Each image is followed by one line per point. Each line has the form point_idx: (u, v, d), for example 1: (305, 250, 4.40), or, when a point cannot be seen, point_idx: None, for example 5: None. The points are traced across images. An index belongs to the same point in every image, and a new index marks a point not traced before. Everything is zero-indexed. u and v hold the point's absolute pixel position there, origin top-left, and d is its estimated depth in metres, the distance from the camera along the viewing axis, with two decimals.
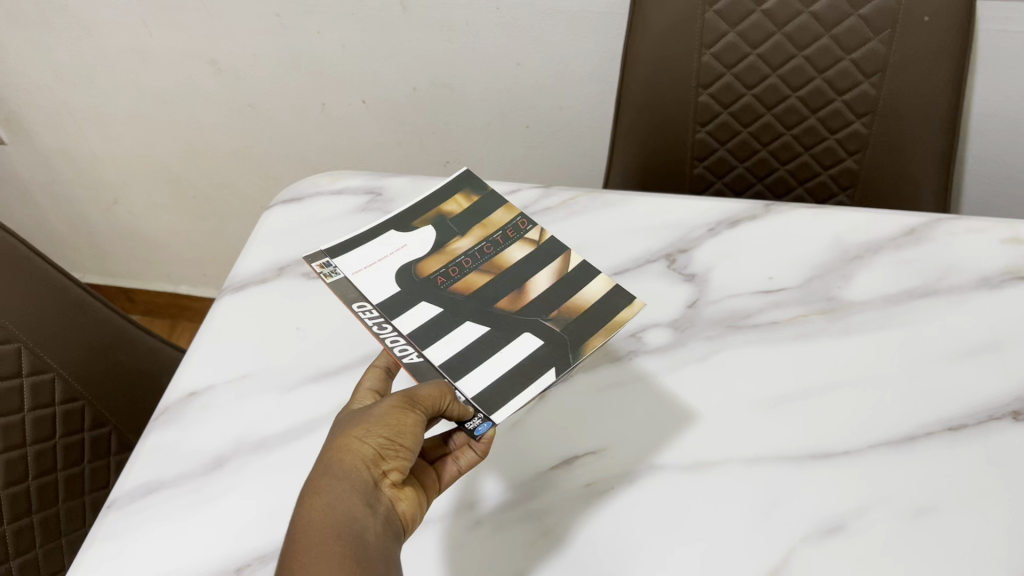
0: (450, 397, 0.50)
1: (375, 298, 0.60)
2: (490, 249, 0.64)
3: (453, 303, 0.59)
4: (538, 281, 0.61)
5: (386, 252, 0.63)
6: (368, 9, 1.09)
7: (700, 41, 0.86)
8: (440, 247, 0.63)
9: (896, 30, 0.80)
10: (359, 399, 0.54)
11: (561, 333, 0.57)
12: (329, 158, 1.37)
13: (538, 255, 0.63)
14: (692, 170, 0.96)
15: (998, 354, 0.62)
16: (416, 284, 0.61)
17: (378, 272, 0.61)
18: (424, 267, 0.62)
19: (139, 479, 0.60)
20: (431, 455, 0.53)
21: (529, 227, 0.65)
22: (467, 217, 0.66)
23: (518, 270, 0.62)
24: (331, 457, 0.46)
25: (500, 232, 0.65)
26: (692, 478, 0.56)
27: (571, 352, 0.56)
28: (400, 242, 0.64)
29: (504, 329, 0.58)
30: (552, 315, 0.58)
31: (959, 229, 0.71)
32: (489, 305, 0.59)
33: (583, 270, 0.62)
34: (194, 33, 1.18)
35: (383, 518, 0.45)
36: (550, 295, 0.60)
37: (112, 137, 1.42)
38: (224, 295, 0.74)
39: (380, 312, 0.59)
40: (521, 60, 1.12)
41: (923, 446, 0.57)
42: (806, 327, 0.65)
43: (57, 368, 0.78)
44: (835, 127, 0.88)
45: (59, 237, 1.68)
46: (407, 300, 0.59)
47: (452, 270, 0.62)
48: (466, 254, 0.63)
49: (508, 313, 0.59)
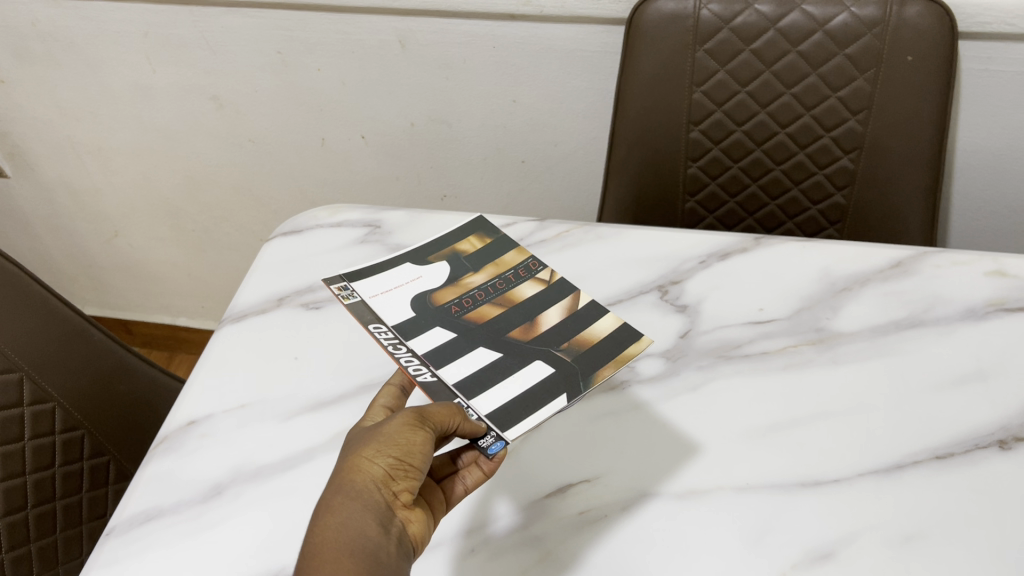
0: (461, 416, 0.51)
1: (391, 320, 0.62)
2: (502, 284, 0.66)
3: (466, 329, 0.61)
4: (548, 315, 0.63)
5: (401, 282, 0.66)
6: (368, 47, 1.12)
7: (691, 79, 0.88)
8: (455, 279, 0.66)
9: (881, 70, 0.83)
10: (371, 415, 0.53)
11: (571, 362, 0.58)
12: (328, 191, 1.38)
13: (549, 292, 0.66)
14: (684, 205, 0.98)
15: (984, 384, 0.63)
16: (431, 311, 0.63)
17: (393, 297, 0.64)
18: (438, 296, 0.64)
19: (138, 506, 0.61)
20: (438, 474, 0.53)
21: (539, 268, 0.68)
22: (481, 256, 0.69)
23: (526, 304, 0.64)
24: (342, 477, 0.47)
25: (512, 270, 0.67)
26: (684, 505, 0.57)
27: (581, 381, 0.57)
28: (415, 273, 0.67)
29: (516, 356, 0.59)
30: (562, 346, 0.60)
31: (944, 263, 0.73)
32: (501, 333, 0.61)
33: (592, 309, 0.64)
34: (198, 70, 1.21)
35: (395, 538, 0.45)
36: (559, 328, 0.62)
37: (114, 171, 1.43)
38: (225, 324, 0.75)
39: (395, 334, 0.61)
40: (517, 97, 1.15)
41: (911, 474, 0.58)
42: (796, 357, 0.67)
43: (58, 398, 0.79)
44: (823, 162, 0.90)
45: (58, 269, 1.69)
46: (422, 324, 0.61)
47: (466, 300, 0.64)
48: (478, 287, 0.65)
49: (519, 342, 0.60)
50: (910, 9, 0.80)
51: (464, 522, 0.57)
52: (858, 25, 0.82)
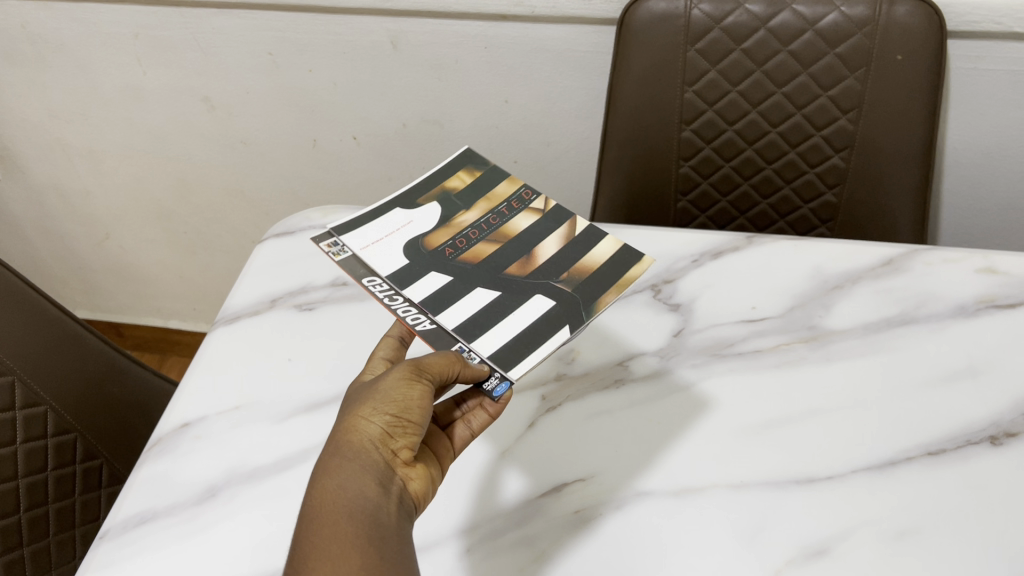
0: (461, 363, 0.51)
1: (385, 271, 0.61)
2: (495, 220, 0.65)
3: (463, 273, 0.61)
4: (544, 247, 0.63)
5: (392, 228, 0.64)
6: (360, 48, 1.12)
7: (683, 79, 0.88)
8: (446, 218, 0.65)
9: (871, 69, 0.83)
10: (371, 367, 0.56)
11: (572, 293, 0.59)
12: (320, 192, 1.38)
13: (544, 222, 0.65)
14: (676, 205, 0.98)
15: (975, 380, 0.64)
16: (424, 255, 0.62)
17: (386, 246, 0.63)
18: (431, 240, 0.63)
19: (133, 509, 0.60)
20: (442, 420, 0.57)
21: (532, 198, 0.67)
22: (472, 191, 0.67)
23: (523, 238, 0.64)
24: (340, 437, 0.47)
25: (504, 204, 0.66)
26: (679, 502, 0.57)
27: (583, 311, 0.58)
28: (406, 218, 0.65)
29: (515, 292, 0.59)
30: (562, 277, 0.60)
31: (935, 260, 0.74)
32: (498, 270, 0.61)
33: (590, 234, 0.64)
34: (189, 71, 1.21)
35: (395, 496, 0.46)
36: (558, 260, 0.62)
37: (105, 173, 1.43)
38: (217, 326, 0.75)
39: (391, 285, 0.60)
40: (510, 97, 1.15)
41: (903, 470, 0.58)
42: (789, 355, 0.67)
43: (50, 401, 0.79)
44: (814, 161, 0.91)
45: (49, 273, 1.68)
46: (417, 271, 0.61)
47: (460, 242, 0.63)
48: (472, 226, 0.64)
49: (519, 278, 0.60)
50: (899, 9, 0.81)
51: (461, 519, 0.58)
52: (849, 24, 0.83)
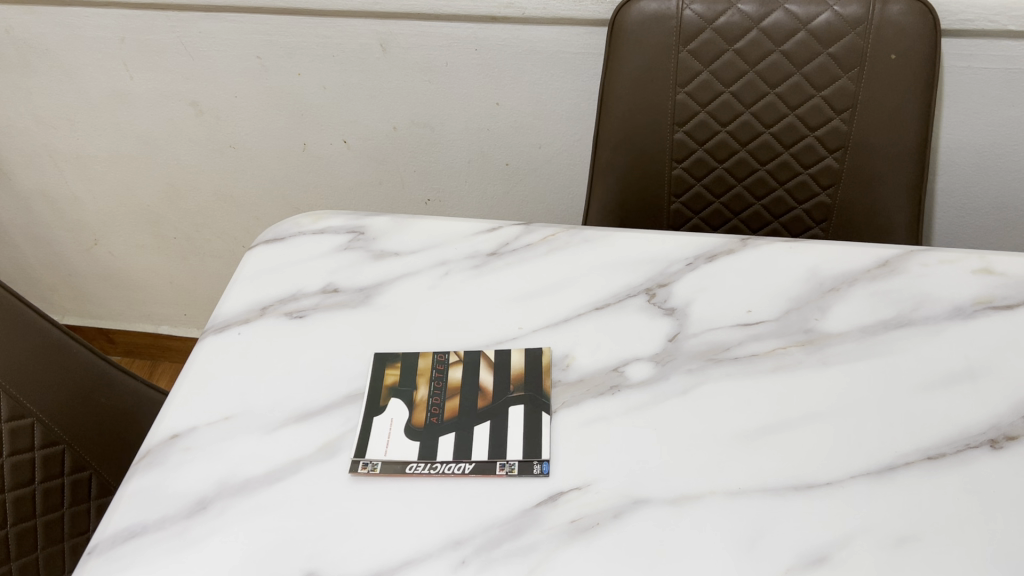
0: None
1: (412, 457, 0.62)
2: (439, 384, 0.68)
3: (457, 424, 0.65)
4: (483, 378, 0.68)
5: (382, 427, 0.64)
6: (348, 51, 1.11)
7: (676, 80, 0.88)
8: (408, 403, 0.66)
9: (864, 68, 0.83)
10: None
11: (525, 393, 0.66)
12: (311, 197, 1.36)
13: (467, 358, 0.69)
14: (669, 207, 0.97)
15: (973, 383, 0.63)
16: (427, 434, 0.64)
17: (393, 441, 0.63)
18: (419, 421, 0.65)
19: (122, 523, 0.59)
20: None
21: (444, 351, 0.70)
22: (405, 375, 0.68)
23: (466, 378, 0.68)
24: None
25: (433, 368, 0.69)
26: (676, 511, 0.57)
27: (542, 398, 0.65)
28: (387, 420, 0.65)
29: (500, 417, 0.65)
30: (512, 388, 0.66)
31: (931, 262, 0.73)
32: (475, 410, 0.66)
33: (500, 349, 0.70)
34: (175, 75, 1.20)
35: None
36: (500, 378, 0.67)
37: (93, 179, 1.41)
38: (207, 335, 0.74)
39: (422, 461, 0.62)
40: (500, 100, 1.14)
41: (902, 476, 0.58)
42: (785, 359, 0.66)
43: (37, 413, 0.77)
44: (808, 162, 0.90)
45: (37, 282, 1.66)
46: (430, 443, 0.63)
47: (438, 411, 0.66)
48: (432, 399, 0.67)
49: (494, 407, 0.66)
50: (893, 8, 0.81)
51: (457, 530, 0.56)
52: (842, 24, 0.82)
